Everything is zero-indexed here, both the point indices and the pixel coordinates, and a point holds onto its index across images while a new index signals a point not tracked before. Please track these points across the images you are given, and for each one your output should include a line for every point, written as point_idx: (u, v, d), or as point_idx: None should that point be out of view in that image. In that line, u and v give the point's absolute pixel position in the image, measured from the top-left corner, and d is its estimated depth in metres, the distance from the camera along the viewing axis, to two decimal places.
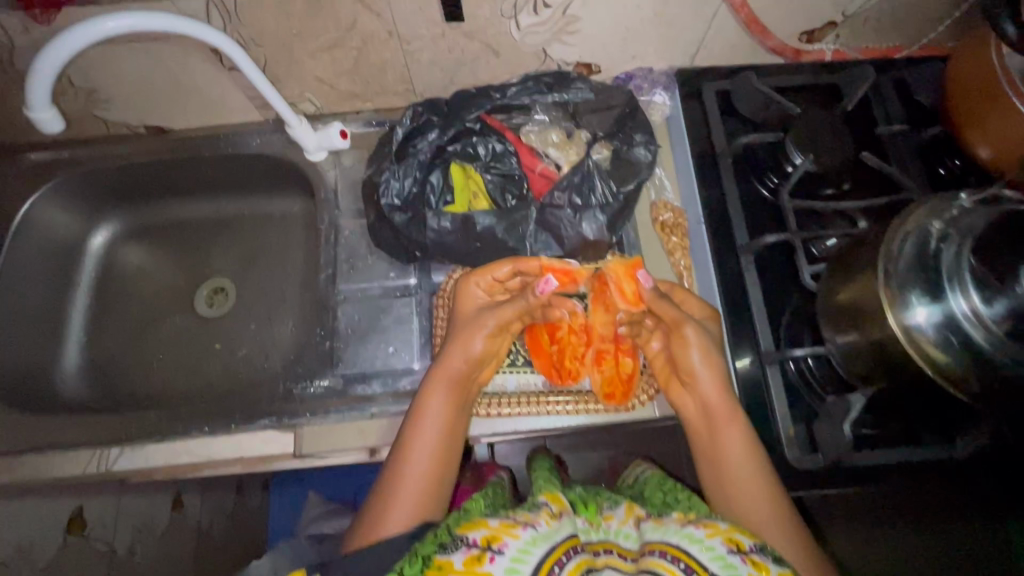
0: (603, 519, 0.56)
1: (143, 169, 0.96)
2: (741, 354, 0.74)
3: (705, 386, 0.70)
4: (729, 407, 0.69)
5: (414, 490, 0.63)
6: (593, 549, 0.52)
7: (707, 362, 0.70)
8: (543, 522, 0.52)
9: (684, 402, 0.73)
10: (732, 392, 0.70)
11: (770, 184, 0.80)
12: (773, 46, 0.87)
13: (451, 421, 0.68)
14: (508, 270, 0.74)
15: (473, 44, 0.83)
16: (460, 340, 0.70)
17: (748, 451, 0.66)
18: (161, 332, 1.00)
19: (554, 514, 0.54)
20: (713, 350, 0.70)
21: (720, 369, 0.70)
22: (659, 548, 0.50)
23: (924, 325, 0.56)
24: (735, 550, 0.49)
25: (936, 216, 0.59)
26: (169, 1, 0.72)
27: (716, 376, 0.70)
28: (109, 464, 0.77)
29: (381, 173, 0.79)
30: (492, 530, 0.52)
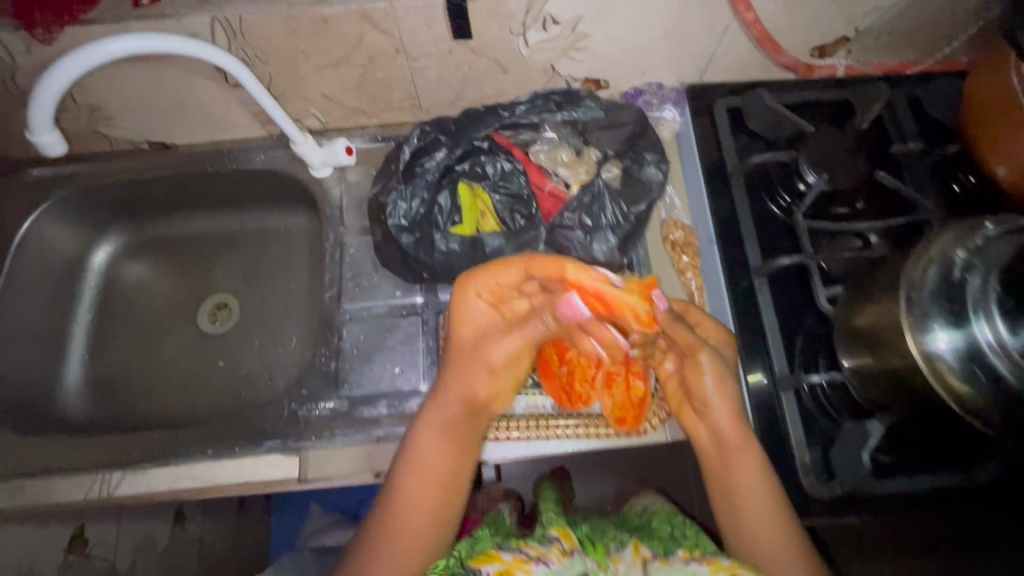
0: (611, 561, 0.58)
1: (145, 185, 0.95)
2: (753, 368, 0.73)
3: (716, 412, 0.68)
4: (741, 435, 0.67)
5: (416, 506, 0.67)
6: None
7: (721, 388, 0.68)
8: (556, 558, 0.55)
9: (695, 429, 0.72)
10: (745, 420, 0.69)
11: (782, 203, 0.78)
12: (785, 63, 0.85)
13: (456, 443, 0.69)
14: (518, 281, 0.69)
15: (481, 61, 0.81)
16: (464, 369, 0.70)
17: (759, 477, 0.66)
18: (162, 350, 0.99)
19: (565, 551, 0.56)
20: (726, 374, 0.69)
21: (732, 396, 0.69)
22: None
23: (947, 356, 0.55)
24: None
25: (961, 244, 0.57)
26: (174, 20, 0.71)
27: (727, 400, 0.69)
28: (111, 489, 0.76)
29: (387, 193, 0.78)
30: (505, 564, 0.54)
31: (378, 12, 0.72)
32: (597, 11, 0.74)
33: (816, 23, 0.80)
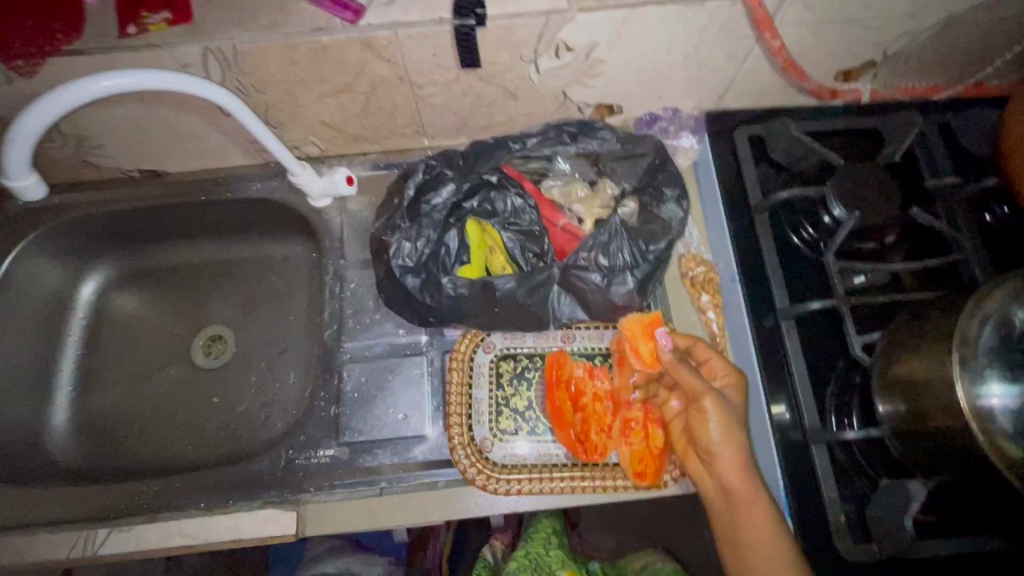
0: None
1: (135, 216, 0.91)
2: (776, 401, 0.69)
3: (721, 460, 0.64)
4: (750, 485, 0.63)
5: None
6: None
7: (729, 438, 0.64)
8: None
9: (702, 478, 0.67)
10: (754, 469, 0.64)
11: (805, 235, 0.74)
12: (810, 88, 0.81)
13: None
14: None
15: (490, 88, 0.77)
16: None
17: (770, 532, 0.61)
18: (155, 387, 0.94)
19: None
20: (731, 422, 0.64)
21: (741, 443, 0.64)
22: None
23: (1005, 424, 0.50)
24: None
25: (1019, 301, 0.53)
26: (162, 49, 0.67)
27: (733, 447, 0.64)
28: (95, 547, 0.71)
29: (391, 232, 0.74)
30: None
31: (380, 40, 0.67)
32: (614, 37, 0.70)
33: (843, 48, 0.76)
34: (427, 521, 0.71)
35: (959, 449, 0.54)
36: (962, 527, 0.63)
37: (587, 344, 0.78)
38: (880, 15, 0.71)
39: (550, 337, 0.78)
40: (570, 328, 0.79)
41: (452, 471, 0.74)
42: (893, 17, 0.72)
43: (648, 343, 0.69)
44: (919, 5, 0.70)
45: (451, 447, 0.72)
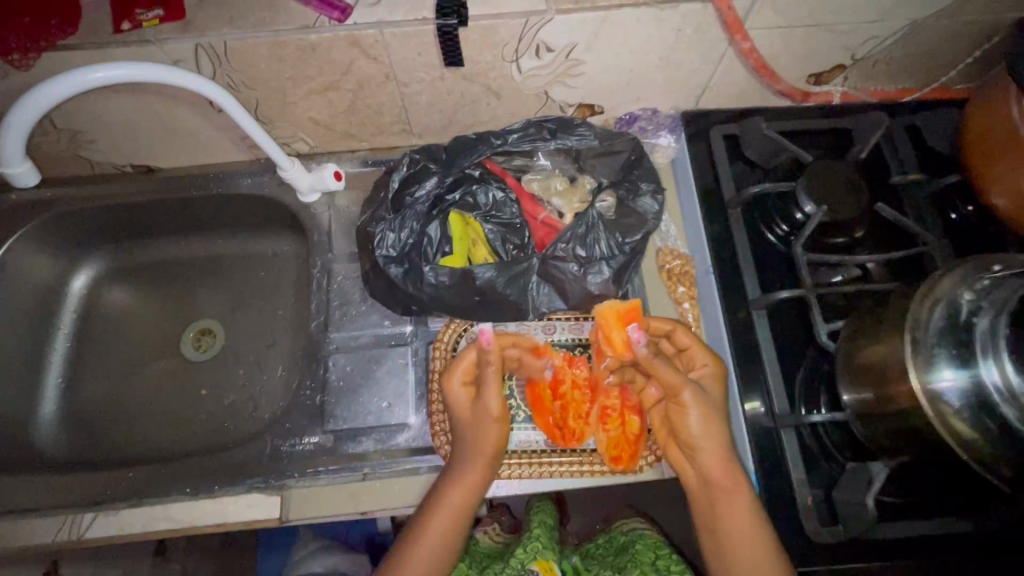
0: None
1: (127, 211, 0.93)
2: (750, 396, 0.70)
3: (702, 452, 0.65)
4: (731, 476, 0.65)
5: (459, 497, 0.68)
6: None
7: (709, 430, 0.65)
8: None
9: (685, 468, 0.69)
10: (734, 457, 0.66)
11: (779, 232, 0.77)
12: (782, 89, 0.84)
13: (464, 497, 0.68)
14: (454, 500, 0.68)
15: (474, 87, 0.80)
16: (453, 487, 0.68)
17: (751, 521, 0.63)
18: (145, 378, 0.96)
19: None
20: (714, 416, 0.66)
21: (720, 433, 0.65)
22: None
23: (954, 403, 0.52)
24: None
25: (966, 285, 0.55)
26: (155, 45, 0.69)
27: (715, 437, 0.65)
28: (81, 531, 0.73)
29: (376, 223, 0.76)
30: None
31: (367, 39, 0.70)
32: (592, 38, 0.73)
33: (812, 51, 0.79)
34: (408, 505, 0.74)
35: (915, 429, 0.56)
36: (928, 511, 0.65)
37: (566, 336, 0.80)
38: (847, 20, 0.74)
39: (533, 328, 0.80)
40: (551, 319, 0.81)
41: (434, 457, 0.75)
42: (860, 22, 0.75)
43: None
44: (884, 10, 0.73)
45: (432, 433, 0.75)
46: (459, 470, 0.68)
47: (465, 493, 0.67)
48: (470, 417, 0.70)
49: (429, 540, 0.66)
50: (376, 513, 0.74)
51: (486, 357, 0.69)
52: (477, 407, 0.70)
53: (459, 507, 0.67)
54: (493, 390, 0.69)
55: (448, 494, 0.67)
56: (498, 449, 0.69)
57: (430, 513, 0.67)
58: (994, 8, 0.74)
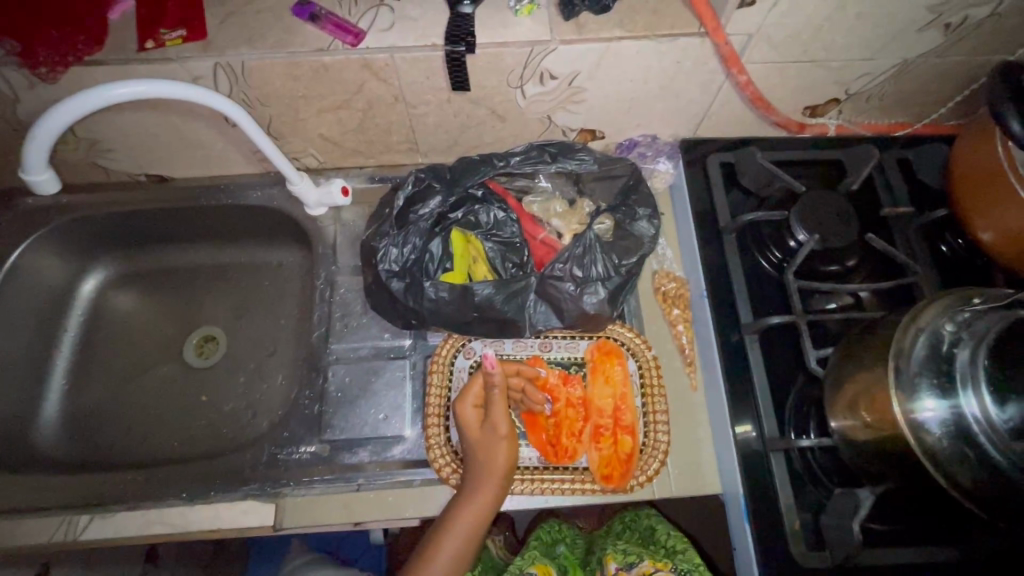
0: None
1: (139, 218, 0.95)
2: (741, 421, 0.71)
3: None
4: None
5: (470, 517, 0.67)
6: None
7: None
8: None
9: None
10: None
11: (772, 259, 0.79)
12: (777, 121, 0.87)
13: (478, 517, 0.67)
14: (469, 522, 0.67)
15: (479, 110, 0.83)
16: (464, 507, 0.68)
17: None
18: (146, 383, 0.97)
19: None
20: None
21: None
22: None
23: (936, 432, 0.53)
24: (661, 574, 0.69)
25: (948, 317, 0.57)
26: (176, 63, 0.72)
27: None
28: (77, 533, 0.73)
29: (380, 238, 0.79)
30: None
31: (378, 63, 0.73)
32: (594, 67, 0.76)
33: (807, 86, 0.82)
34: (401, 517, 0.74)
35: (899, 456, 0.57)
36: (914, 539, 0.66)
37: (563, 354, 0.81)
38: (840, 57, 0.77)
39: (527, 345, 0.81)
40: (548, 337, 0.82)
41: (428, 471, 0.76)
42: (854, 59, 0.77)
43: (619, 367, 0.79)
44: (876, 49, 0.76)
45: (427, 446, 0.75)
46: (470, 490, 0.68)
47: (476, 514, 0.67)
48: (478, 438, 0.71)
49: (443, 560, 0.66)
50: (370, 521, 0.74)
51: (492, 380, 0.72)
52: (486, 428, 0.71)
53: (471, 528, 0.67)
54: (500, 413, 0.71)
55: (459, 515, 0.68)
56: (508, 466, 0.70)
57: (442, 533, 0.67)
58: (979, 51, 0.77)
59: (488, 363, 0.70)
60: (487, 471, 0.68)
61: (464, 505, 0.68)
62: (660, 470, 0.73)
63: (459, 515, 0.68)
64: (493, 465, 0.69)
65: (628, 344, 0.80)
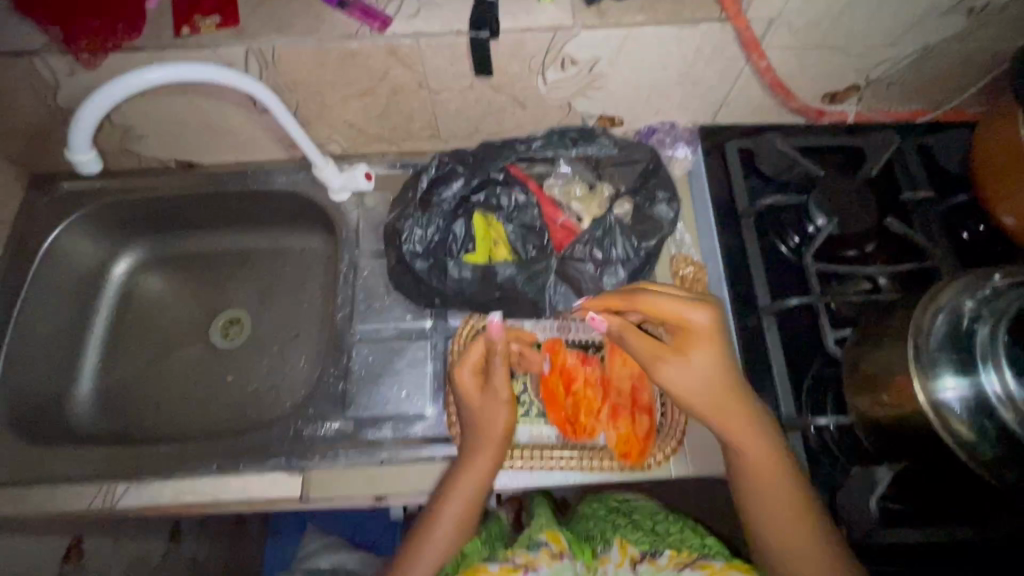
0: (600, 561, 0.68)
1: (170, 203, 0.98)
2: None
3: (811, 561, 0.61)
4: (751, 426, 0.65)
5: (473, 483, 0.69)
6: None
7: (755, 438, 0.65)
8: (545, 566, 0.64)
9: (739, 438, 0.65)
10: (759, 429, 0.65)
11: (791, 243, 0.80)
12: (796, 107, 0.88)
13: (480, 483, 0.69)
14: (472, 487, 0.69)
15: (500, 97, 0.84)
16: (466, 474, 0.69)
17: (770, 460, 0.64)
18: (174, 363, 1.00)
19: (554, 556, 0.66)
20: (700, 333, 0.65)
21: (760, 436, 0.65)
22: None
23: (957, 406, 0.54)
24: None
25: (968, 294, 0.58)
26: (209, 49, 0.75)
27: (732, 415, 0.65)
28: (114, 500, 0.77)
29: (405, 220, 0.81)
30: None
31: (404, 49, 0.75)
32: (614, 53, 0.77)
33: (827, 72, 0.82)
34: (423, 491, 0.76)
35: (919, 433, 0.57)
36: (930, 516, 0.66)
37: (580, 335, 0.83)
38: (861, 42, 0.77)
39: (546, 326, 0.83)
40: (566, 319, 0.84)
41: (448, 447, 0.78)
42: (874, 44, 0.78)
43: None
44: (897, 34, 0.76)
45: (449, 422, 0.78)
46: (472, 455, 0.70)
47: (479, 480, 0.69)
48: (481, 400, 0.73)
49: (446, 520, 0.68)
50: (392, 495, 0.76)
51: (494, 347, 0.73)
52: (487, 394, 0.73)
53: (473, 493, 0.69)
54: (502, 378, 0.73)
55: (462, 481, 0.69)
56: (507, 433, 0.72)
57: (444, 499, 0.69)
58: (1004, 35, 0.77)
59: (492, 328, 0.72)
60: (488, 437, 0.71)
61: (466, 471, 0.70)
62: (678, 448, 0.75)
63: (459, 481, 0.69)
64: (493, 431, 0.71)
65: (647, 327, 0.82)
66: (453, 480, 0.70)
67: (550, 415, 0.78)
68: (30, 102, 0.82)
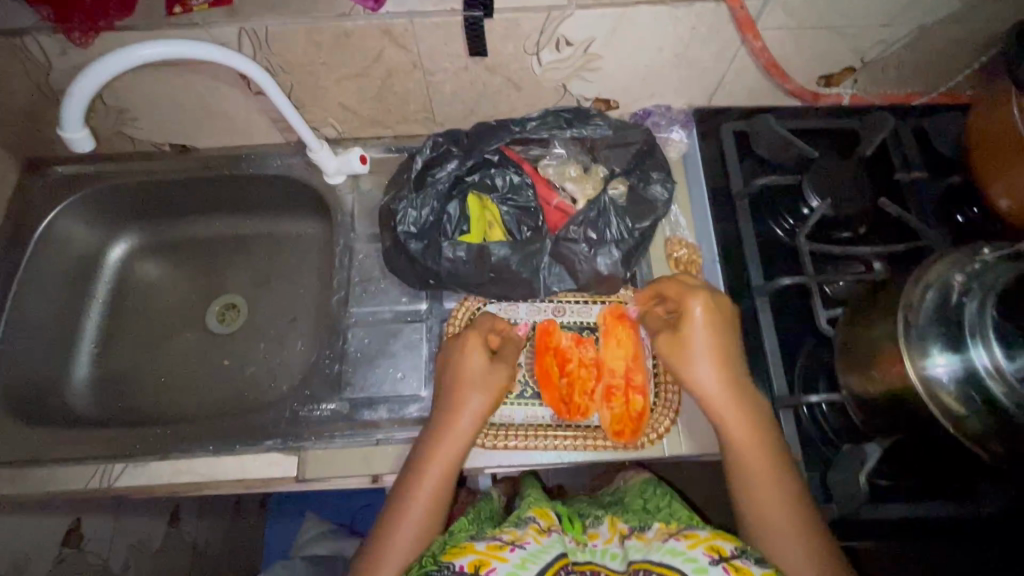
0: (588, 537, 0.63)
1: (164, 187, 0.98)
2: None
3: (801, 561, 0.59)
4: (748, 423, 0.65)
5: (450, 452, 0.68)
6: (580, 569, 0.58)
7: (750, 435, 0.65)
8: (533, 540, 0.58)
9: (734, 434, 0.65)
10: (760, 429, 0.65)
11: (786, 226, 0.80)
12: (792, 89, 0.86)
13: (456, 452, 0.68)
14: (450, 457, 0.68)
15: (495, 78, 0.84)
16: (445, 442, 0.68)
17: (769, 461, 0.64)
18: (172, 348, 1.01)
19: (543, 532, 0.60)
20: (720, 324, 0.69)
21: (762, 435, 0.65)
22: (644, 568, 0.55)
23: (945, 380, 0.55)
24: (716, 560, 0.54)
25: (958, 268, 0.58)
26: (202, 28, 0.75)
27: (743, 416, 0.66)
28: (112, 480, 0.77)
29: (399, 201, 0.81)
30: (480, 556, 0.56)
31: (398, 29, 0.74)
32: (609, 34, 0.77)
33: (823, 54, 0.82)
34: None
35: (907, 406, 0.58)
36: (921, 492, 0.67)
37: (575, 318, 0.83)
38: (857, 22, 0.77)
39: (541, 309, 0.83)
40: (561, 301, 0.84)
41: None
42: (869, 25, 0.78)
43: (630, 330, 0.81)
44: (892, 14, 0.76)
45: None
46: (444, 429, 0.69)
47: (455, 449, 0.68)
48: (460, 375, 0.71)
49: (423, 491, 0.66)
50: (388, 475, 0.77)
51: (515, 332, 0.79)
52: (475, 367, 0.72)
53: (448, 464, 0.67)
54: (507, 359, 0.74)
55: (439, 450, 0.68)
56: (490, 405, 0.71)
57: (421, 468, 0.67)
58: (999, 15, 0.77)
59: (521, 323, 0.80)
60: (468, 407, 0.70)
61: (444, 440, 0.68)
62: (671, 427, 0.76)
63: (436, 451, 0.68)
64: (475, 403, 0.70)
65: None
66: (430, 450, 0.68)
67: (546, 395, 0.78)
68: (22, 83, 0.82)
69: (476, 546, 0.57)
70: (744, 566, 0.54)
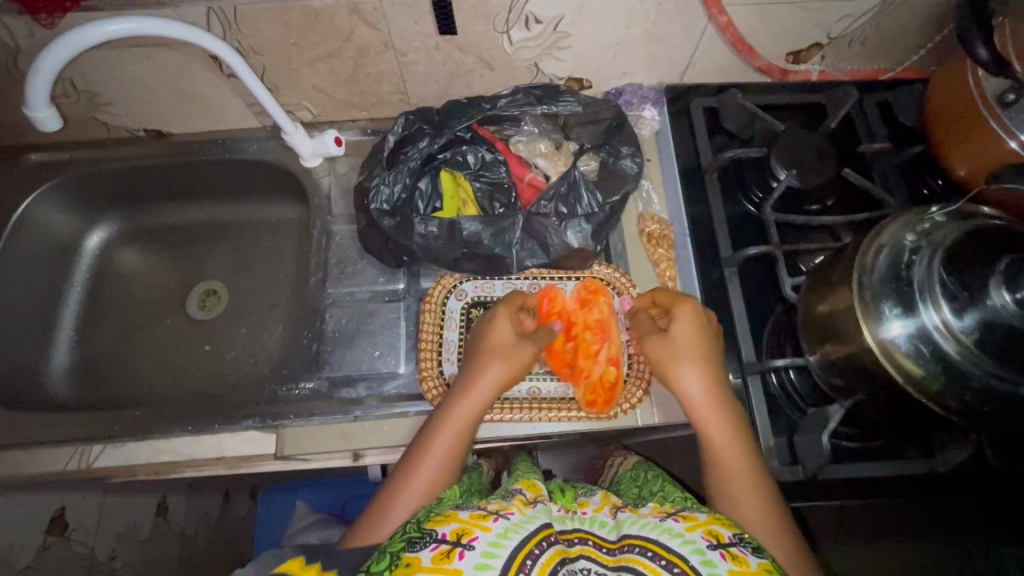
0: (579, 505, 0.57)
1: (140, 174, 0.98)
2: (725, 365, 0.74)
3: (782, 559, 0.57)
4: (724, 419, 0.65)
5: (461, 421, 0.67)
6: (568, 538, 0.51)
7: (724, 431, 0.65)
8: (517, 510, 0.51)
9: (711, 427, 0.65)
10: (737, 426, 0.65)
11: (755, 200, 0.81)
12: (760, 66, 0.89)
13: (468, 423, 0.67)
14: (462, 426, 0.67)
15: (468, 58, 0.85)
16: (456, 411, 0.68)
17: (741, 455, 0.63)
18: (153, 334, 1.01)
19: (528, 503, 0.53)
20: (705, 324, 0.71)
21: (738, 431, 0.65)
22: (636, 543, 0.48)
23: (899, 339, 0.57)
24: (713, 545, 0.48)
25: (909, 229, 0.60)
26: (170, 8, 0.75)
27: (722, 409, 0.66)
28: (90, 461, 0.78)
29: (372, 178, 0.83)
30: (462, 524, 0.50)
31: (366, 7, 0.75)
32: (577, 11, 0.77)
33: (788, 31, 0.84)
34: (394, 445, 0.77)
35: (863, 367, 0.60)
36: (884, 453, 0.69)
37: None
38: None
39: (517, 286, 0.84)
40: (535, 278, 0.85)
41: (421, 404, 0.79)
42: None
43: (605, 303, 0.82)
44: None
45: (420, 378, 0.78)
46: (458, 399, 0.69)
47: (467, 419, 0.67)
48: (483, 348, 0.72)
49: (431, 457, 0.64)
50: (368, 452, 0.78)
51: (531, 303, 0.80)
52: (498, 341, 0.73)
53: (458, 434, 0.66)
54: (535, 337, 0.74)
55: (450, 420, 0.67)
56: (507, 381, 0.71)
57: (432, 435, 0.66)
58: None
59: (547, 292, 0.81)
60: (486, 379, 0.69)
61: (457, 409, 0.68)
62: (643, 397, 0.78)
63: (448, 419, 0.67)
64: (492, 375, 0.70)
65: (610, 281, 0.84)
66: (442, 419, 0.68)
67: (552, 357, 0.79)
68: None
69: (458, 514, 0.52)
70: (741, 554, 0.48)
